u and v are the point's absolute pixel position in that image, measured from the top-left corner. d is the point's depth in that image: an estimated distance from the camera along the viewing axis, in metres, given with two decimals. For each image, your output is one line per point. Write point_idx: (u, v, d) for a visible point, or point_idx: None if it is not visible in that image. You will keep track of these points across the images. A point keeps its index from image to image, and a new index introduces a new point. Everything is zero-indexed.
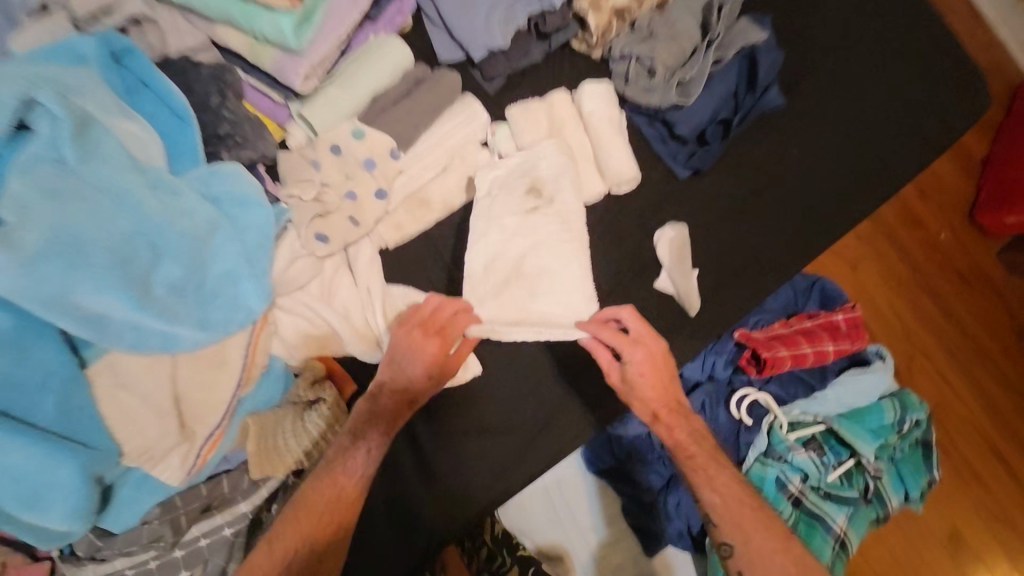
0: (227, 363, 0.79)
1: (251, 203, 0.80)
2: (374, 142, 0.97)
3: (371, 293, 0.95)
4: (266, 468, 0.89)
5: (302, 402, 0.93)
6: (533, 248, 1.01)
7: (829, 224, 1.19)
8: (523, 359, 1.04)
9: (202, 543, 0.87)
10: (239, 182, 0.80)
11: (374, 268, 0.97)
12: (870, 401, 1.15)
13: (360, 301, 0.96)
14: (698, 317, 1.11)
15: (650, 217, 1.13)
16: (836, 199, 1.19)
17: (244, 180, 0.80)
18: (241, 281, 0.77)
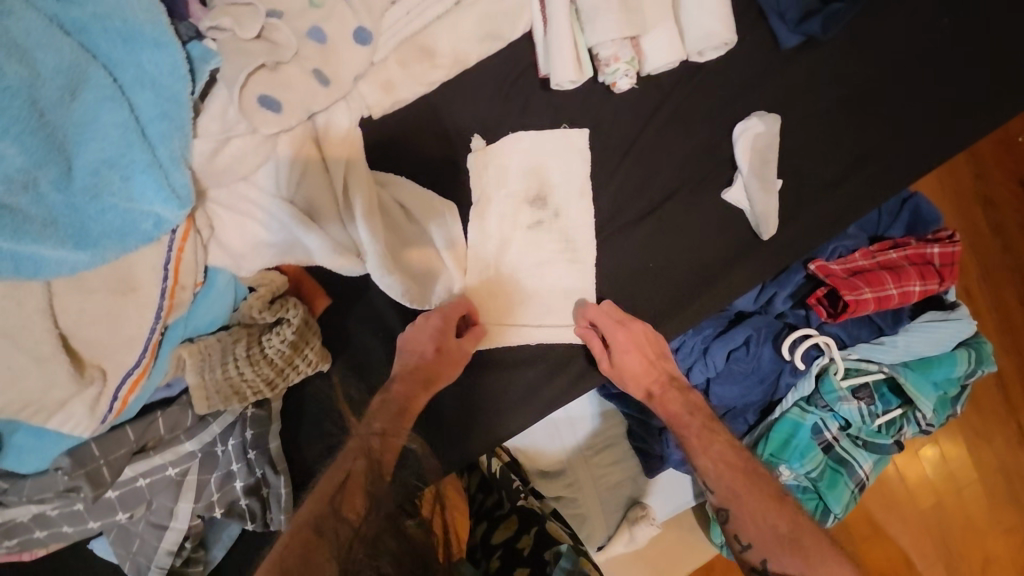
0: (136, 288, 0.55)
1: (148, 41, 0.51)
2: None
3: (350, 189, 0.69)
4: (217, 403, 0.71)
5: (258, 326, 0.71)
6: (536, 149, 0.80)
7: (973, 127, 0.87)
8: (549, 282, 0.82)
9: (141, 483, 0.71)
10: (121, 5, 0.50)
11: (354, 147, 0.70)
12: (942, 351, 0.98)
13: (333, 198, 0.69)
14: (771, 241, 0.85)
15: (730, 102, 0.84)
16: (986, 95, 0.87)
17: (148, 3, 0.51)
18: (136, 172, 0.50)
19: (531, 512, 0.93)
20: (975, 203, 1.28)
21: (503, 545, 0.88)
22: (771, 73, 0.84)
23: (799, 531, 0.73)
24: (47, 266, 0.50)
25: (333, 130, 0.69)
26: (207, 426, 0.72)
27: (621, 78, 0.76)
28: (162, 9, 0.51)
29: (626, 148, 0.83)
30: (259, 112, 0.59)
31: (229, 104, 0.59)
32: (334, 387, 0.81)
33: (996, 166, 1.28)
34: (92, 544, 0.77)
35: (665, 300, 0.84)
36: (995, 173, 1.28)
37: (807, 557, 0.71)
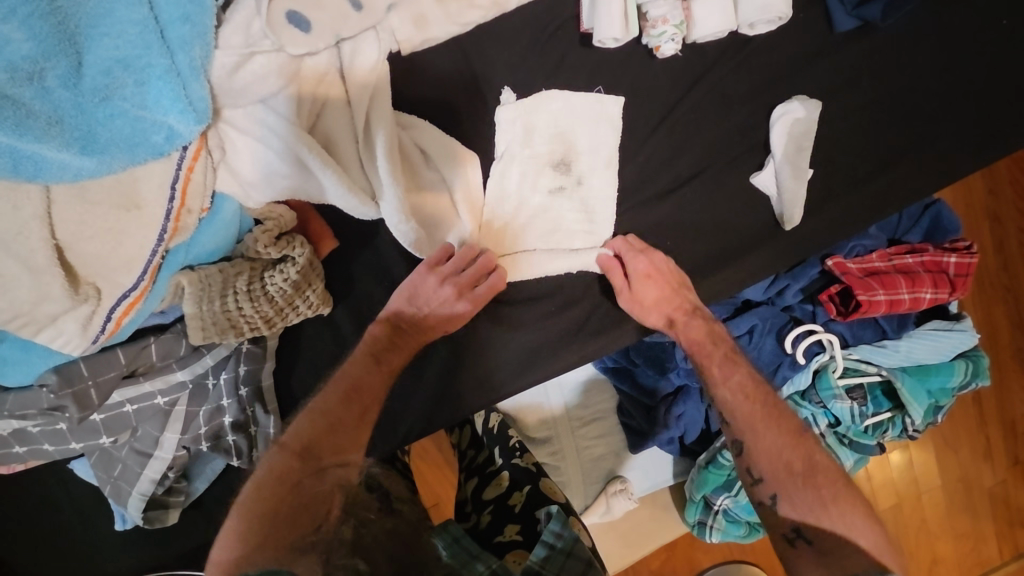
0: (140, 206, 0.52)
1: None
2: None
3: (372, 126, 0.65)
4: (214, 335, 0.68)
5: (261, 261, 0.68)
6: (567, 108, 0.76)
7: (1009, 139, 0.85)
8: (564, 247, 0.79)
9: (128, 409, 0.69)
10: None
11: (378, 80, 0.65)
12: (941, 360, 0.98)
13: (354, 135, 0.65)
14: (795, 231, 0.84)
15: (772, 83, 0.80)
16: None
17: None
18: (152, 78, 0.46)
19: (523, 472, 0.98)
20: (987, 221, 1.27)
21: (495, 500, 0.94)
22: (819, 56, 0.80)
23: (815, 469, 0.70)
24: (49, 171, 0.46)
25: (359, 58, 0.64)
26: (201, 358, 0.70)
27: (667, 42, 0.73)
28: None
29: (660, 118, 0.80)
30: (286, 29, 0.56)
31: (256, 16, 0.55)
32: (333, 332, 0.78)
33: (1011, 183, 1.26)
34: (72, 463, 0.75)
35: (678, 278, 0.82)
36: (1010, 192, 1.26)
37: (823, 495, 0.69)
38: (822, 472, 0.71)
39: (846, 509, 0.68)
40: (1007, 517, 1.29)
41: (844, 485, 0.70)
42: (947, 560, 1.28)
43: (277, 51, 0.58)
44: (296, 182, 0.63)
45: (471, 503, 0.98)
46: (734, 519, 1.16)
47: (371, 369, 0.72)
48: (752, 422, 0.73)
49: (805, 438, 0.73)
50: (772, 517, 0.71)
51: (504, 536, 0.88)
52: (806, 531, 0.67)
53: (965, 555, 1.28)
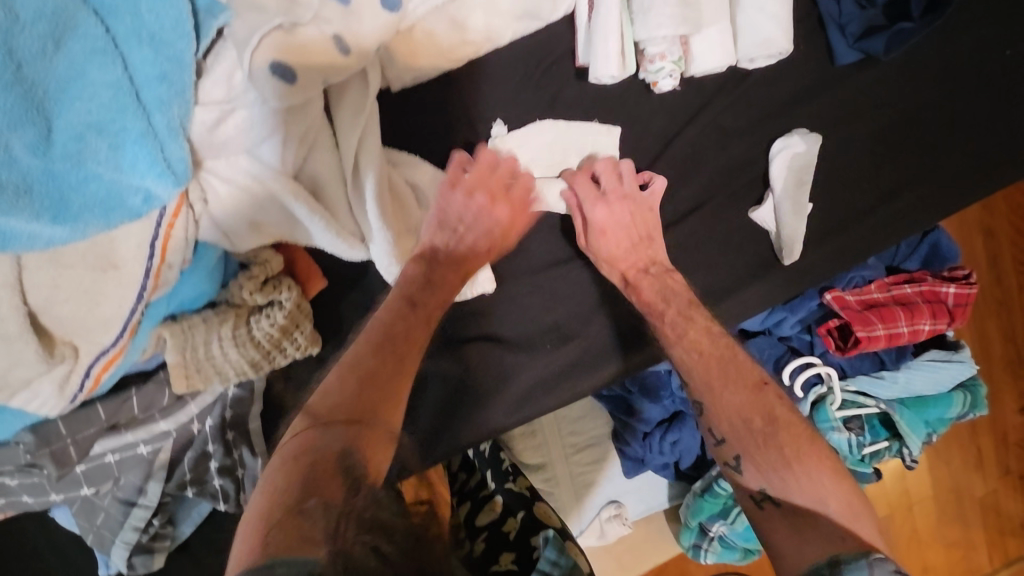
0: (117, 265, 0.50)
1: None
2: None
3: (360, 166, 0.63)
4: (197, 383, 0.66)
5: (247, 307, 0.66)
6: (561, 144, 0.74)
7: (1006, 173, 0.84)
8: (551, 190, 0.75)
9: (110, 460, 0.67)
10: None
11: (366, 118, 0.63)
12: (939, 391, 0.97)
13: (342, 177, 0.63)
14: (793, 266, 0.82)
15: (771, 117, 0.79)
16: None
17: None
18: (127, 141, 0.44)
19: (517, 498, 0.94)
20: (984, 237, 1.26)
21: (488, 526, 0.89)
22: (819, 90, 0.79)
23: (777, 425, 0.62)
24: (15, 244, 0.43)
25: (346, 97, 0.62)
26: (185, 406, 0.68)
27: (664, 78, 0.70)
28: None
29: (658, 153, 0.78)
30: (269, 83, 0.53)
31: (237, 69, 0.53)
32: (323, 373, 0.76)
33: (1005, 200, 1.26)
34: (53, 511, 0.73)
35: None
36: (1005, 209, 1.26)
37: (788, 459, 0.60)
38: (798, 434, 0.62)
39: (813, 467, 0.59)
40: (997, 527, 1.30)
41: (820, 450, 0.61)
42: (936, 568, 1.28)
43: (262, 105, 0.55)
44: (278, 223, 0.61)
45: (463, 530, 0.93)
46: (729, 544, 1.15)
47: (406, 314, 0.64)
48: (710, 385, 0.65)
49: (767, 389, 0.65)
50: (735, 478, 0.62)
51: (499, 565, 0.81)
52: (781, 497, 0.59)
53: (956, 564, 1.28)
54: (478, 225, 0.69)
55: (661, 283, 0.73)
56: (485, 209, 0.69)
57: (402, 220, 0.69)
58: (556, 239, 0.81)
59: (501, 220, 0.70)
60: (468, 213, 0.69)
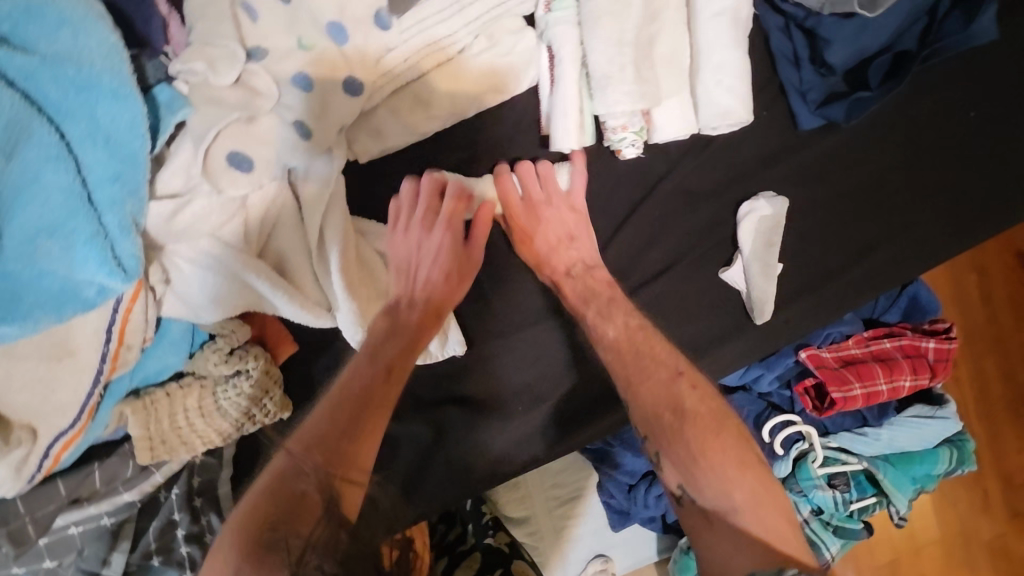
0: (73, 352, 0.51)
1: (107, 95, 0.46)
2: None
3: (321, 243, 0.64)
4: (161, 455, 0.66)
5: (212, 377, 0.66)
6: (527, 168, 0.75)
7: (976, 232, 0.85)
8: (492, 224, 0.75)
9: (73, 531, 0.66)
10: (83, 53, 0.46)
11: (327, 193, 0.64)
12: (924, 447, 0.95)
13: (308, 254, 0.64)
14: (765, 325, 0.82)
15: (738, 180, 0.80)
16: (991, 197, 0.85)
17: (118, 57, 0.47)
18: (80, 243, 0.46)
19: (494, 553, 0.92)
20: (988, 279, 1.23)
21: None
22: (784, 153, 0.80)
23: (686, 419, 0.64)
24: None
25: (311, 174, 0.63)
26: (150, 476, 0.68)
27: (627, 147, 0.72)
28: (121, 57, 0.47)
29: (626, 216, 0.79)
30: (226, 172, 0.57)
31: (194, 161, 0.56)
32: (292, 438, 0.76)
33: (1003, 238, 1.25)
34: None
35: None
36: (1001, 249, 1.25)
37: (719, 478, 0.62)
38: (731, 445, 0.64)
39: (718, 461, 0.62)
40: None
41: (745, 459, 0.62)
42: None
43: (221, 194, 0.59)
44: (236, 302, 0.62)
45: None
46: None
47: (390, 334, 0.66)
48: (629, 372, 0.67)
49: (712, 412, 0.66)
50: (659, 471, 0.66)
51: None
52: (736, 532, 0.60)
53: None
54: (436, 261, 0.70)
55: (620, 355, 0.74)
56: (442, 246, 0.70)
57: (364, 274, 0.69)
58: (526, 301, 0.81)
59: (452, 259, 0.70)
60: (417, 251, 0.70)
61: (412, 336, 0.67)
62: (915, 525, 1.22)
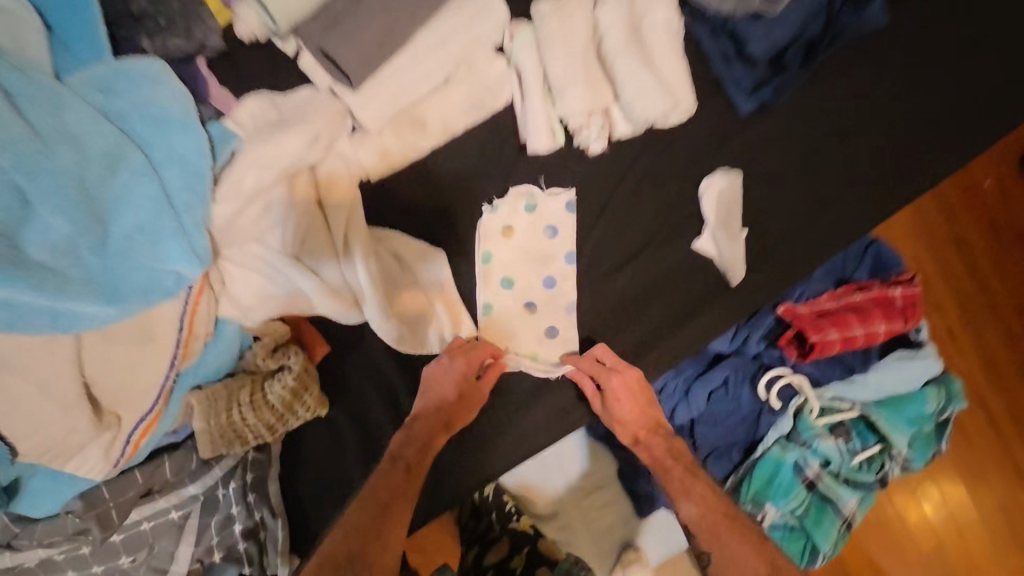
0: (155, 338, 0.64)
1: (178, 127, 0.65)
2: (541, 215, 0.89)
3: (511, 236, 0.90)
4: (219, 448, 0.75)
5: (262, 372, 0.76)
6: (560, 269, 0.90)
7: (907, 187, 0.96)
8: (560, 204, 0.90)
9: (145, 526, 0.75)
10: (163, 102, 0.65)
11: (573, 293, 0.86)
12: (912, 389, 1.03)
13: (562, 215, 0.90)
14: (738, 285, 0.93)
15: (697, 162, 0.93)
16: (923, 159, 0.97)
17: (163, 107, 0.64)
18: (166, 238, 0.61)
19: (521, 534, 0.97)
20: None
21: (496, 565, 0.95)
22: (730, 136, 0.93)
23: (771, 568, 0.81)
24: (76, 319, 0.58)
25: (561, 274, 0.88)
26: (211, 470, 0.77)
27: (594, 141, 0.88)
28: (191, 101, 0.66)
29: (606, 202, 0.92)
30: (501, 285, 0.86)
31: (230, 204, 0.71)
32: (333, 431, 0.86)
33: None
34: None
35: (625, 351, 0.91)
36: None
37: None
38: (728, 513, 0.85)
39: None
40: (1007, 512, 1.23)
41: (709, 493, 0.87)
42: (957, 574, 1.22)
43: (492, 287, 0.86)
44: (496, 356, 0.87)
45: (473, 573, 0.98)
46: None
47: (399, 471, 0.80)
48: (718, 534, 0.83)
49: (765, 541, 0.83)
50: None
51: None
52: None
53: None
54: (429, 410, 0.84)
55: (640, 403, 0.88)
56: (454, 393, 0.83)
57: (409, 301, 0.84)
58: (525, 287, 0.91)
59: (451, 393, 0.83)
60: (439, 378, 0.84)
61: (408, 465, 0.80)
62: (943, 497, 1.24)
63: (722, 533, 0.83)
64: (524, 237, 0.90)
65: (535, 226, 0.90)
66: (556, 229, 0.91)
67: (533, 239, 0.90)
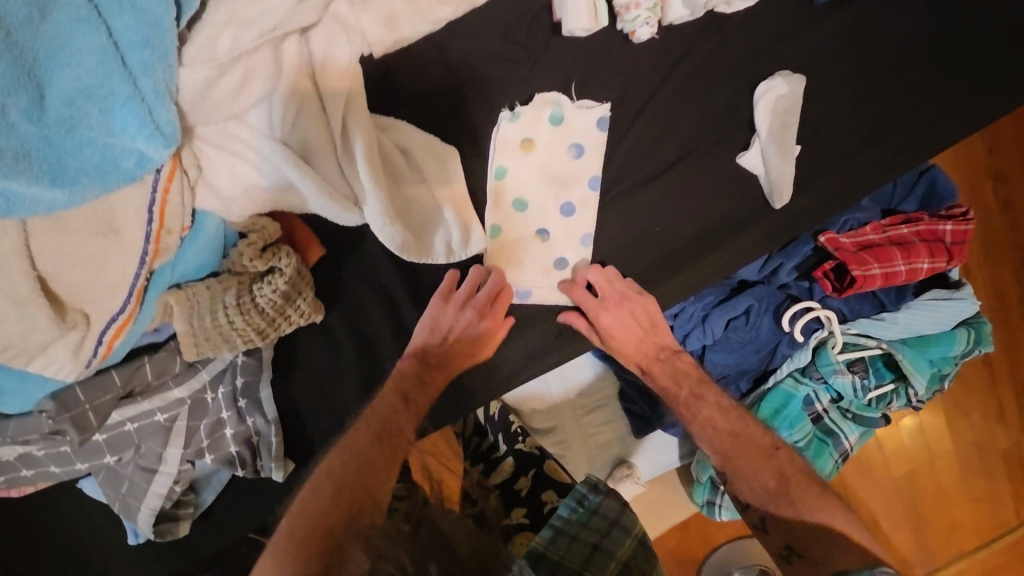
0: (118, 231, 0.56)
1: None
2: (567, 133, 0.80)
3: (532, 150, 0.80)
4: (206, 351, 0.69)
5: (249, 274, 0.67)
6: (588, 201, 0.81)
7: (982, 102, 0.85)
8: (590, 119, 0.80)
9: (129, 428, 0.72)
10: None
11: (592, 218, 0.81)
12: (941, 330, 0.97)
13: (591, 131, 0.80)
14: (781, 207, 0.83)
15: (752, 63, 0.82)
16: (1006, 73, 0.85)
17: None
18: (117, 105, 0.50)
19: (529, 455, 0.96)
20: None
21: (501, 485, 0.94)
22: (794, 35, 0.82)
23: (788, 484, 0.76)
24: (18, 198, 0.50)
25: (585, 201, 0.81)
26: (197, 373, 0.73)
27: (641, 27, 0.77)
28: None
29: (644, 101, 0.81)
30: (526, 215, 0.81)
31: (210, 74, 0.57)
32: (329, 339, 0.80)
33: None
34: (80, 483, 0.80)
35: (649, 272, 0.83)
36: None
37: (797, 506, 0.74)
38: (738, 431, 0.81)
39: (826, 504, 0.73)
40: (979, 447, 1.24)
41: (724, 434, 0.81)
42: (926, 504, 1.23)
43: (520, 221, 0.81)
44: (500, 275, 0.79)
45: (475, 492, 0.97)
46: None
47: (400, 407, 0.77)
48: (727, 459, 0.80)
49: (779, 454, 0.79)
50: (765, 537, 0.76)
51: (512, 519, 0.90)
52: (795, 546, 0.72)
53: (983, 517, 1.24)
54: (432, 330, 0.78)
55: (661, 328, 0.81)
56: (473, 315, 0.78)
57: (407, 213, 0.74)
58: (542, 197, 0.81)
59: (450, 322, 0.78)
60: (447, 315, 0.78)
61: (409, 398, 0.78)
62: (931, 437, 1.23)
63: (734, 460, 0.79)
64: (545, 153, 0.80)
65: (559, 141, 0.80)
66: (582, 147, 0.80)
67: (556, 157, 0.80)
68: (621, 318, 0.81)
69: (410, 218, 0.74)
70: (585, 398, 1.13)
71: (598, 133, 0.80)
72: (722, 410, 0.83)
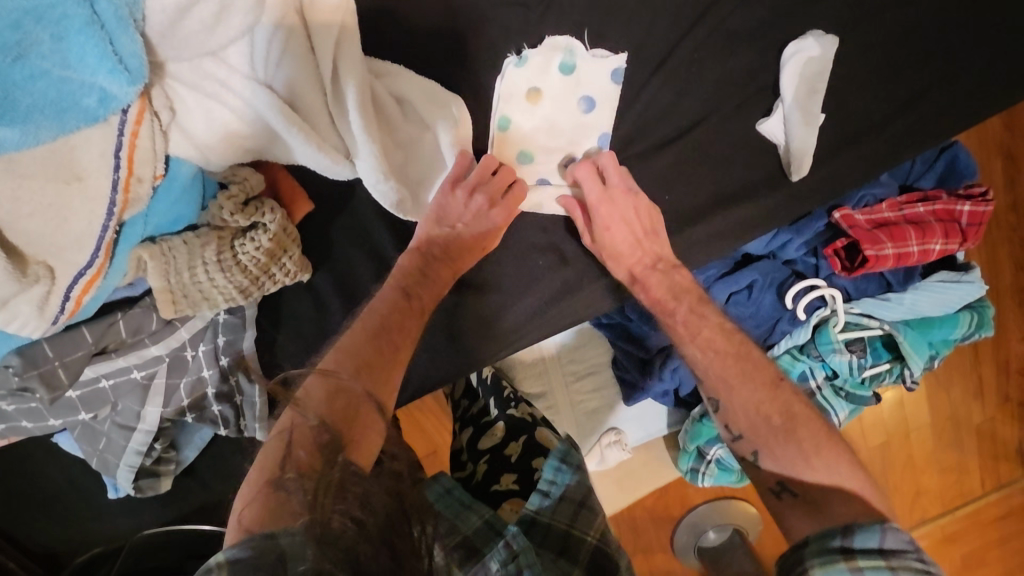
0: (81, 177, 0.51)
1: None
2: (578, 83, 0.74)
3: (539, 101, 0.74)
4: (185, 309, 0.65)
5: (230, 230, 0.63)
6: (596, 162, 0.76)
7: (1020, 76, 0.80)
8: (604, 70, 0.74)
9: (105, 384, 0.69)
10: None
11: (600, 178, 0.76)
12: (945, 312, 0.96)
13: (604, 83, 0.74)
14: (799, 179, 0.78)
15: (782, 21, 0.76)
16: None
17: None
18: (73, 32, 0.46)
19: (519, 421, 0.94)
20: None
21: (490, 450, 0.90)
22: None
23: (795, 422, 0.65)
24: None
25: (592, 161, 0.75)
26: (175, 331, 0.69)
27: None
28: None
29: (663, 56, 0.75)
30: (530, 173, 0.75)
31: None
32: (315, 298, 0.76)
33: None
34: (56, 438, 0.77)
35: None
36: None
37: (802, 446, 0.64)
38: (740, 353, 0.70)
39: (831, 458, 0.63)
40: (952, 421, 1.25)
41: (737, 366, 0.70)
42: (895, 472, 1.24)
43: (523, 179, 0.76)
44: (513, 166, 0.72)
45: (465, 453, 0.94)
46: (728, 466, 1.07)
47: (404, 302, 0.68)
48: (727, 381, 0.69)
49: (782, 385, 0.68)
50: (756, 474, 0.67)
51: (500, 485, 0.85)
52: (793, 485, 0.63)
53: (947, 488, 1.26)
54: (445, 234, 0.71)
55: (669, 280, 0.75)
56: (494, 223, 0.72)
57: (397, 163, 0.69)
58: (547, 156, 0.75)
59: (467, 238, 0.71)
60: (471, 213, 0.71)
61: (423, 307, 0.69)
62: (908, 410, 1.23)
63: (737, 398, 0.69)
64: (553, 104, 0.74)
65: (569, 92, 0.74)
66: (594, 101, 0.74)
67: (564, 110, 0.74)
68: (620, 208, 0.73)
69: (400, 168, 0.69)
70: (579, 364, 1.11)
71: (613, 86, 0.74)
72: (723, 332, 0.71)
